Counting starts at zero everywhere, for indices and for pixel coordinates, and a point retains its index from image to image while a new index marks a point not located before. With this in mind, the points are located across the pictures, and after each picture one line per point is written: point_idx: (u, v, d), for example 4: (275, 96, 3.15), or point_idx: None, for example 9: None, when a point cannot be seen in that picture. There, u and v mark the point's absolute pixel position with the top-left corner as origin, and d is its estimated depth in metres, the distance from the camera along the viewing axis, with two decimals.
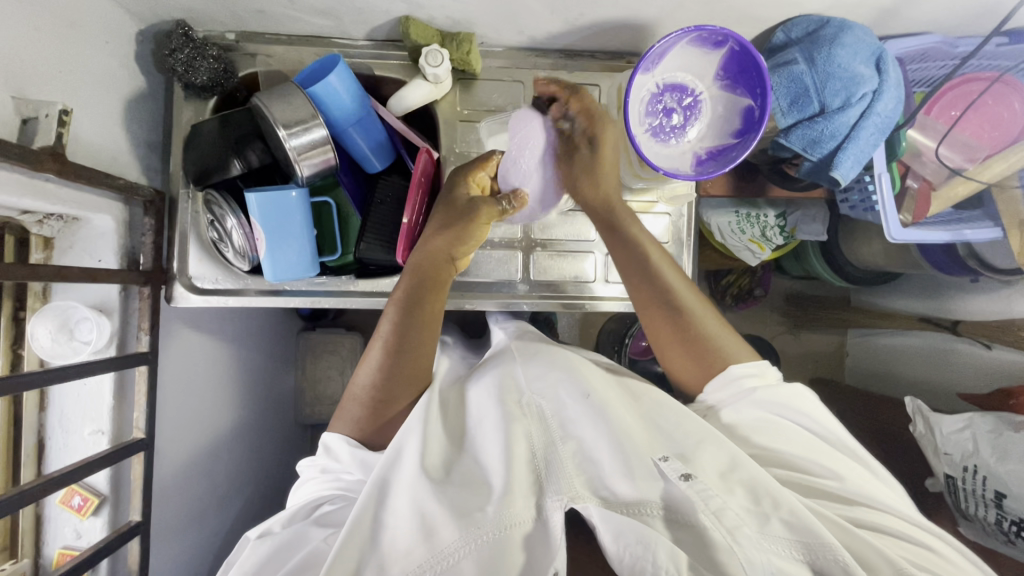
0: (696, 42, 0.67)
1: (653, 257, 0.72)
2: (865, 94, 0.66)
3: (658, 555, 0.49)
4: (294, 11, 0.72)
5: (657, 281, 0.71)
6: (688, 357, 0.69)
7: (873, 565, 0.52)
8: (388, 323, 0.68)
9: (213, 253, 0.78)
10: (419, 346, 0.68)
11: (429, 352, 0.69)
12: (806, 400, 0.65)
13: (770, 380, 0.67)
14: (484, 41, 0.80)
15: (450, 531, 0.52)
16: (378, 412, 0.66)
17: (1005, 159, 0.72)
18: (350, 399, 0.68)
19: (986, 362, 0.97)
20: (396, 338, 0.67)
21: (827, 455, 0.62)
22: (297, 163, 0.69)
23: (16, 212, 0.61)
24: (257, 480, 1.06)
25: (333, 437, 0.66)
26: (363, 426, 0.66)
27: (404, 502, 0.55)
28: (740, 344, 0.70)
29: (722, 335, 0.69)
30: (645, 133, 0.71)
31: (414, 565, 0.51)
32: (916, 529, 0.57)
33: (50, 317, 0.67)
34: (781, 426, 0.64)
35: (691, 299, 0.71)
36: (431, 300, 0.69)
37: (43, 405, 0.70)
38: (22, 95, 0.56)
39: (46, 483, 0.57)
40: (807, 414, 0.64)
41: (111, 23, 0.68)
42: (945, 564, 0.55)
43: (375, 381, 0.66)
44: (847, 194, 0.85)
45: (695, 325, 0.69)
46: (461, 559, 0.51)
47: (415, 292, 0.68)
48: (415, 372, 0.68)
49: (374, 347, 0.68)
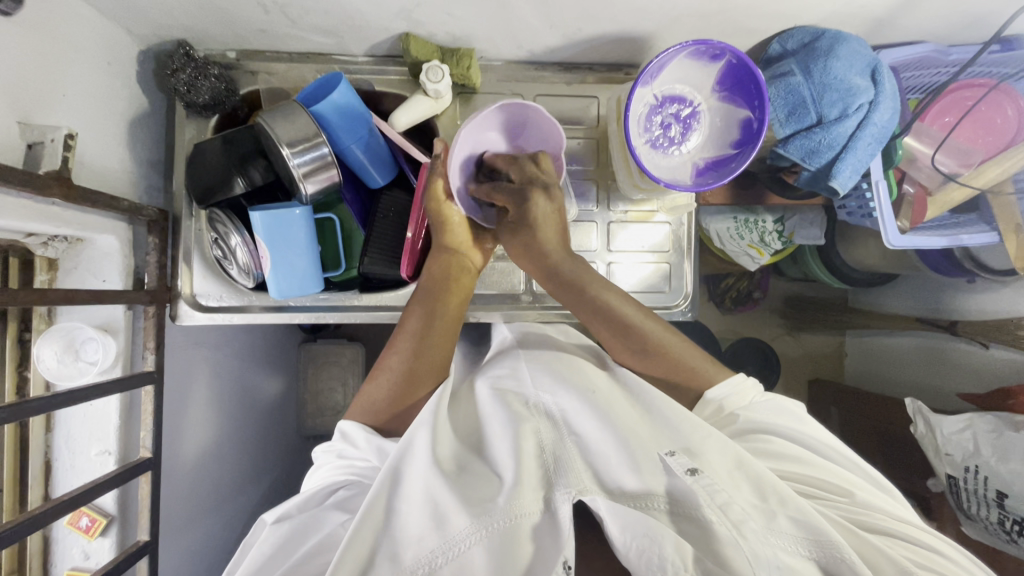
0: (694, 55, 0.68)
1: (628, 311, 0.71)
2: (861, 105, 0.67)
3: (665, 547, 0.50)
4: (295, 30, 0.73)
5: (634, 335, 0.70)
6: (662, 378, 0.70)
7: (872, 560, 0.52)
8: (415, 318, 0.71)
9: (218, 271, 0.79)
10: (442, 338, 0.71)
11: (449, 351, 0.72)
12: (798, 417, 0.65)
13: (752, 394, 0.67)
14: (484, 56, 0.81)
15: (462, 519, 0.53)
16: (402, 400, 0.68)
17: (999, 164, 0.75)
18: (370, 388, 0.70)
19: (986, 364, 0.99)
20: (422, 330, 0.70)
21: (826, 468, 0.61)
22: (303, 182, 0.70)
23: (22, 235, 0.61)
24: (262, 492, 1.06)
25: (350, 423, 0.66)
26: (379, 412, 0.68)
27: (416, 488, 0.55)
28: (722, 367, 0.70)
29: (705, 364, 0.69)
30: (645, 144, 0.73)
31: (426, 550, 0.52)
32: (924, 534, 0.57)
33: (57, 338, 0.66)
34: (773, 435, 0.63)
35: (681, 349, 0.69)
36: (449, 300, 0.73)
37: (49, 427, 0.69)
38: (27, 120, 0.57)
39: (56, 506, 0.57)
40: (792, 423, 0.64)
41: (112, 44, 0.68)
42: (943, 561, 0.55)
43: (405, 365, 0.69)
44: (846, 202, 0.87)
45: (675, 356, 0.69)
46: (473, 545, 0.52)
47: (434, 292, 0.73)
48: (437, 363, 0.70)
49: (400, 339, 0.71)
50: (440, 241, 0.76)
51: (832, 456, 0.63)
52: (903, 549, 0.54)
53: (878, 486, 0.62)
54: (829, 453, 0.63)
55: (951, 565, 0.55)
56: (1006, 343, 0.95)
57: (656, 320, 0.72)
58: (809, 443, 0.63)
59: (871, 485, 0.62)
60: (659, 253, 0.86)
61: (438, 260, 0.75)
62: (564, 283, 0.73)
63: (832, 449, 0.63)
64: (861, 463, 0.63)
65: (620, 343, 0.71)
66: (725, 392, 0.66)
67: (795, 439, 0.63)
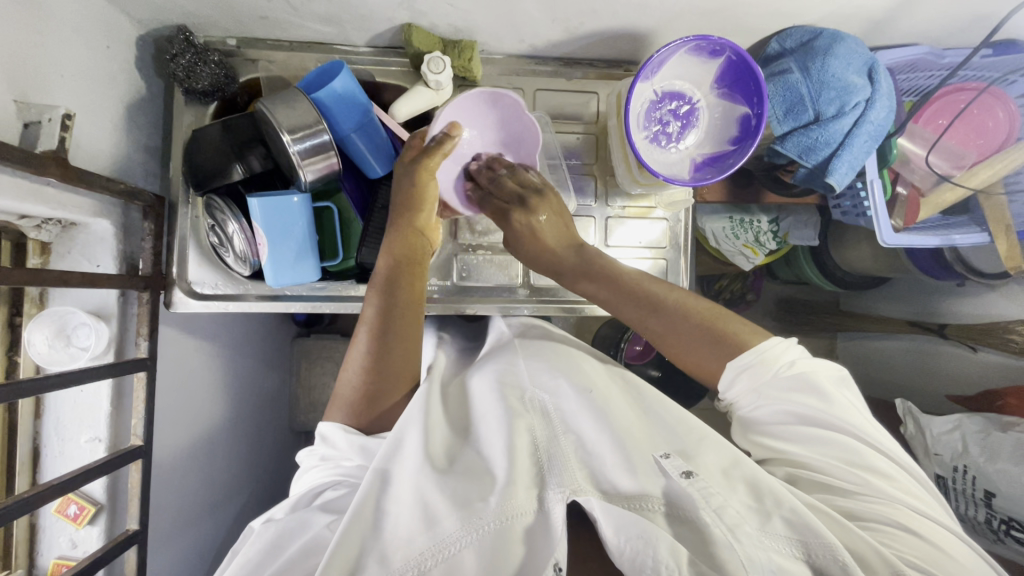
0: (694, 51, 0.69)
1: (633, 278, 0.72)
2: (858, 103, 0.67)
3: (659, 550, 0.50)
4: (297, 18, 0.73)
5: (650, 298, 0.70)
6: (696, 349, 0.67)
7: (869, 562, 0.52)
8: (373, 304, 0.68)
9: (214, 258, 0.79)
10: (405, 320, 0.68)
11: (416, 337, 0.70)
12: (852, 408, 0.61)
13: (777, 363, 0.63)
14: (485, 49, 0.81)
15: (452, 521, 0.52)
16: (371, 389, 0.66)
17: (989, 168, 0.76)
18: (344, 389, 0.68)
19: (974, 366, 1.00)
20: (382, 315, 0.67)
21: (859, 458, 0.59)
22: (302, 168, 0.69)
23: (15, 217, 0.60)
24: (252, 486, 1.05)
25: (329, 426, 0.65)
26: (359, 412, 0.66)
27: (407, 490, 0.55)
28: (751, 329, 0.67)
29: (731, 325, 0.67)
30: (644, 139, 0.74)
31: (416, 552, 0.51)
32: (938, 533, 0.55)
33: (47, 324, 0.65)
34: (795, 418, 0.62)
35: (700, 308, 0.68)
36: (410, 277, 0.70)
37: (38, 413, 0.68)
38: (25, 99, 0.56)
39: (44, 491, 0.56)
40: (843, 414, 0.60)
41: (111, 28, 0.67)
42: (955, 564, 0.53)
43: (367, 361, 0.67)
44: (840, 201, 0.88)
45: (705, 323, 0.67)
46: (462, 548, 0.51)
47: (394, 272, 0.70)
48: (404, 351, 0.68)
49: (360, 332, 0.68)
50: (408, 224, 0.72)
51: (869, 443, 0.60)
52: (897, 544, 0.54)
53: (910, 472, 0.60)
54: (860, 436, 0.60)
55: (959, 569, 0.53)
56: (994, 347, 0.96)
57: (667, 287, 0.72)
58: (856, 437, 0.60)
59: (909, 481, 0.59)
60: (656, 249, 0.87)
61: (397, 242, 0.72)
62: (569, 278, 0.76)
63: (863, 433, 0.60)
64: (902, 459, 0.60)
65: (638, 315, 0.70)
66: (748, 361, 0.63)
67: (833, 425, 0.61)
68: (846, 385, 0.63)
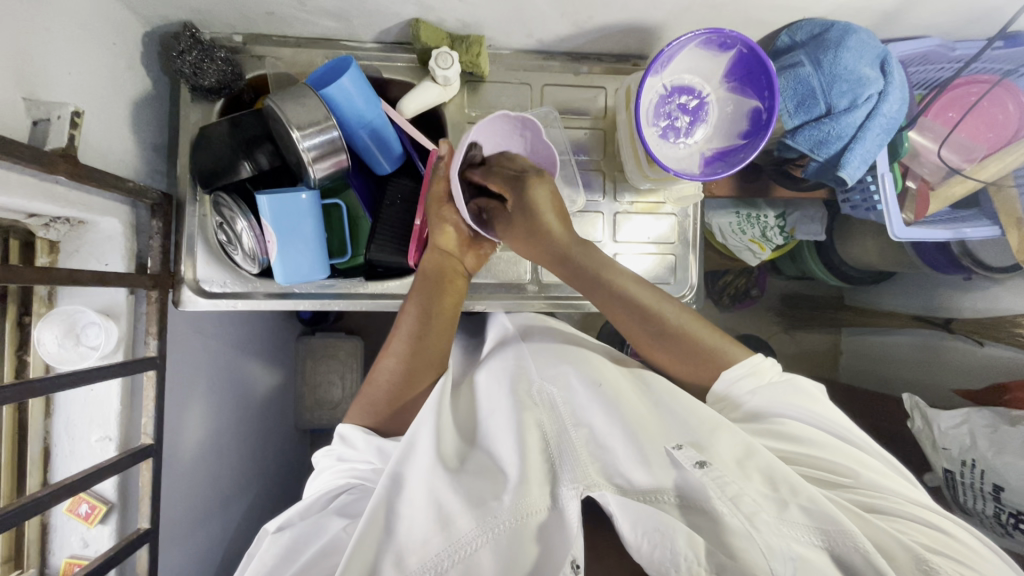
0: (703, 45, 0.69)
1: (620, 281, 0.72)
2: (870, 96, 0.67)
3: (678, 542, 0.50)
4: (305, 14, 0.72)
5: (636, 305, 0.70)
6: (680, 359, 0.69)
7: (893, 553, 0.51)
8: (410, 317, 0.69)
9: (221, 256, 0.78)
10: (440, 331, 0.70)
11: (448, 342, 0.71)
12: (830, 406, 0.65)
13: (772, 377, 0.67)
14: (493, 44, 0.80)
15: (467, 520, 0.52)
16: (401, 397, 0.67)
17: (1000, 160, 0.76)
18: (369, 388, 0.69)
19: (981, 359, 1.00)
20: (418, 326, 0.69)
21: (853, 455, 0.61)
22: (311, 166, 0.69)
23: (24, 216, 0.60)
24: (259, 484, 1.05)
25: (349, 426, 0.65)
26: (375, 412, 0.67)
27: (419, 492, 0.54)
28: (737, 344, 0.69)
29: (718, 341, 0.68)
30: (655, 133, 0.73)
31: (431, 554, 0.51)
32: (941, 520, 0.56)
33: (57, 322, 0.65)
34: (789, 419, 0.63)
35: (693, 325, 0.69)
36: (445, 296, 0.72)
37: (48, 412, 0.68)
38: (33, 96, 0.56)
39: (57, 490, 0.56)
40: (819, 408, 0.63)
41: (119, 25, 0.67)
42: (964, 550, 0.54)
43: (401, 365, 0.68)
44: (848, 194, 0.85)
45: (693, 341, 0.68)
46: (478, 547, 0.51)
47: (430, 286, 0.71)
48: (436, 355, 0.70)
49: (396, 339, 0.70)
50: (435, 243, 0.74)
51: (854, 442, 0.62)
52: (913, 533, 0.54)
53: (896, 470, 0.62)
54: (848, 436, 0.62)
55: (965, 551, 0.53)
56: (997, 341, 0.98)
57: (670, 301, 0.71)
58: (843, 439, 0.62)
59: (895, 473, 0.61)
60: (663, 244, 0.86)
61: (430, 260, 0.73)
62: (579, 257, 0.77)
63: (848, 432, 0.62)
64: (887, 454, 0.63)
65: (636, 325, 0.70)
66: (743, 374, 0.67)
67: (824, 425, 0.62)
68: (821, 391, 0.67)
